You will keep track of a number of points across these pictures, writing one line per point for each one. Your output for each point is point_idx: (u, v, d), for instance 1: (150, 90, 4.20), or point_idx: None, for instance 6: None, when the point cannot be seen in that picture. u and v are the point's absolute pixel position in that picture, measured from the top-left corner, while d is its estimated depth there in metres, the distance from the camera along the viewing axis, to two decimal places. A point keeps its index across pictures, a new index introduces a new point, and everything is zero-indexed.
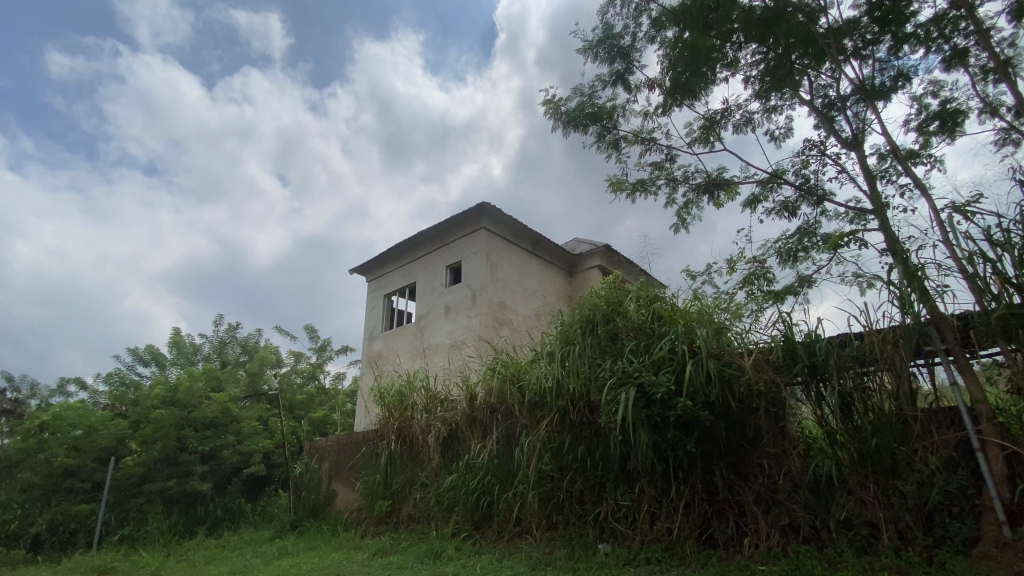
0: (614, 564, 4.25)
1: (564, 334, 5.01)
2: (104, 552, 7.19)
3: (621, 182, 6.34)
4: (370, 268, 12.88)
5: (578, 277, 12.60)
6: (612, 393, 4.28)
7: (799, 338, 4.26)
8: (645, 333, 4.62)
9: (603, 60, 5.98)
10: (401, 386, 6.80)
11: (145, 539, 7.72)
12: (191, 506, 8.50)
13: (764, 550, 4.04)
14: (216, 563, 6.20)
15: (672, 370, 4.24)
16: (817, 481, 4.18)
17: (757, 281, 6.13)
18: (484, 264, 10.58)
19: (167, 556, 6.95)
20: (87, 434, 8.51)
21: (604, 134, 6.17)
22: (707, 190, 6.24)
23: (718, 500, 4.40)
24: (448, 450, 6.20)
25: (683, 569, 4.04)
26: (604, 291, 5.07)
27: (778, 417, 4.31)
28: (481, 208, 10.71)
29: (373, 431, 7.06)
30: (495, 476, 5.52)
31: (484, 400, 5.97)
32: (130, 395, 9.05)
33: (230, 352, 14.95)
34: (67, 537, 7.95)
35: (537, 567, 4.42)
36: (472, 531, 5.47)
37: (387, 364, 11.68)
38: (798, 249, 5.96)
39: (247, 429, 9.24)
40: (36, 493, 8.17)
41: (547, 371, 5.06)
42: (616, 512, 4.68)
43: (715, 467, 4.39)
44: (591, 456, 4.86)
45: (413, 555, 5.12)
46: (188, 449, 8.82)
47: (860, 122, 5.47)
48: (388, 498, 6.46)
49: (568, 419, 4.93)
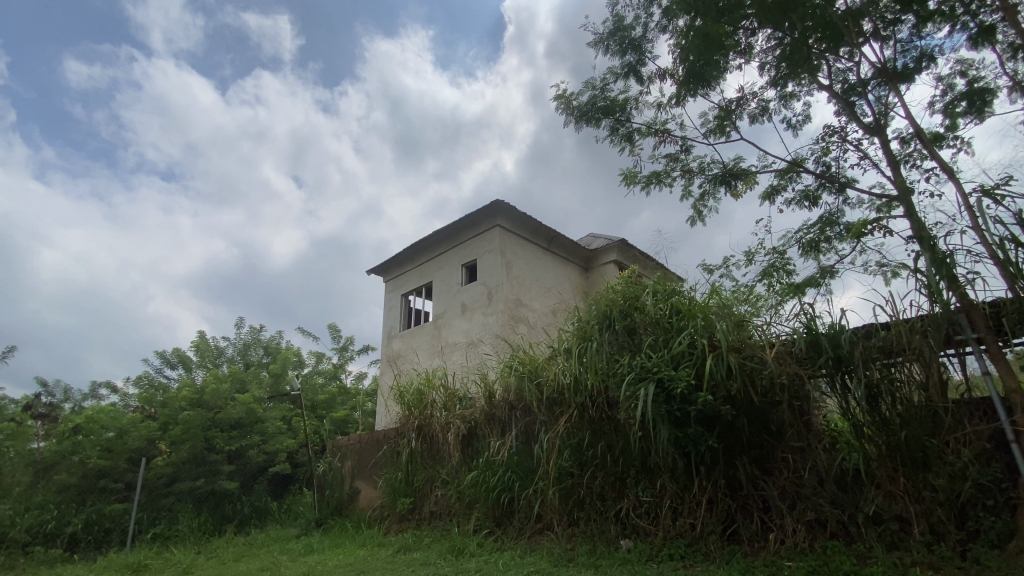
0: (637, 560, 4.22)
1: (581, 330, 4.98)
2: (137, 551, 7.38)
3: (635, 174, 6.35)
4: (387, 268, 12.96)
5: (594, 272, 12.53)
6: (630, 388, 4.25)
7: (822, 330, 4.17)
8: (663, 327, 4.57)
9: (614, 52, 5.93)
10: (421, 384, 6.84)
11: (177, 537, 7.95)
12: (220, 504, 8.77)
13: (791, 546, 3.98)
14: (244, 561, 6.32)
15: (693, 365, 4.19)
16: (844, 475, 4.11)
17: (777, 273, 6.29)
18: (500, 262, 10.58)
19: (198, 554, 7.11)
20: (118, 437, 8.72)
21: (617, 127, 6.15)
22: (724, 181, 6.24)
23: (742, 495, 4.35)
24: (468, 447, 6.23)
25: (708, 565, 4.00)
26: (621, 287, 5.01)
27: (802, 411, 4.23)
28: (494, 205, 10.70)
29: (393, 429, 7.12)
30: (516, 473, 5.53)
31: (502, 397, 5.97)
32: (158, 396, 9.27)
33: (253, 354, 15.25)
34: (102, 537, 8.15)
35: (558, 564, 4.41)
36: (494, 527, 5.49)
37: (406, 363, 11.77)
38: (822, 240, 6.04)
39: (271, 430, 9.46)
40: (71, 493, 8.37)
41: (565, 368, 5.06)
42: (637, 508, 4.66)
43: (738, 462, 4.34)
44: (612, 453, 4.84)
45: (436, 552, 5.15)
46: (216, 449, 9.04)
47: (883, 105, 5.41)
48: (410, 496, 6.53)
49: (587, 415, 4.92)
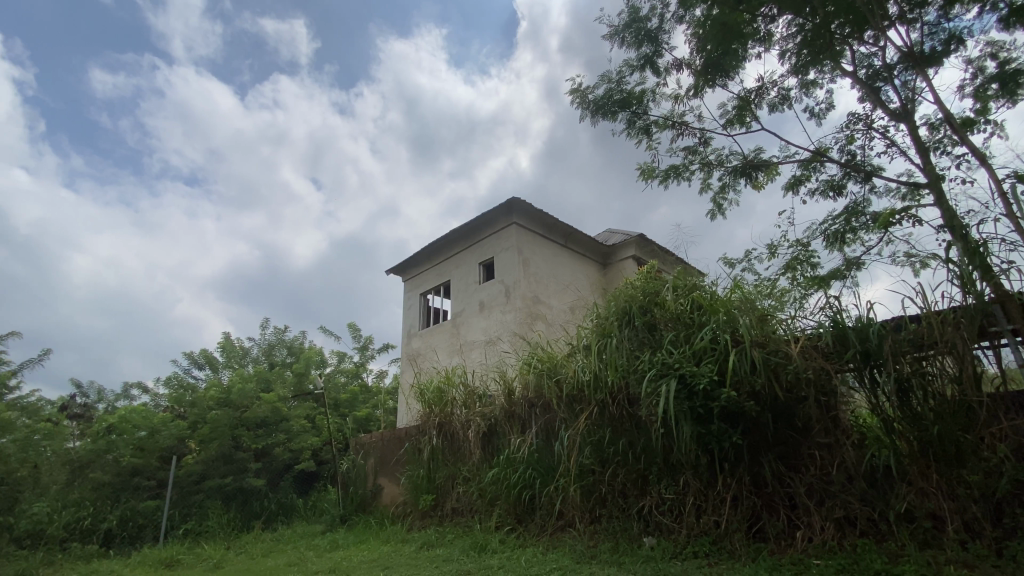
0: (660, 557, 4.18)
1: (600, 327, 4.93)
2: (170, 546, 7.60)
3: (653, 169, 6.28)
4: (405, 268, 13.05)
5: (612, 269, 12.42)
6: (652, 385, 4.20)
7: (849, 323, 4.05)
8: (684, 323, 4.51)
9: (630, 45, 5.85)
10: (440, 382, 6.87)
11: (208, 533, 8.17)
12: (248, 501, 8.99)
13: (819, 544, 3.90)
14: (273, 556, 6.46)
15: (715, 361, 4.12)
16: (874, 471, 4.02)
17: (801, 266, 6.32)
18: (517, 259, 10.57)
19: (228, 549, 7.29)
20: (150, 435, 9.00)
21: (634, 120, 6.08)
22: (745, 173, 6.14)
23: (767, 493, 4.26)
24: (489, 444, 6.24)
25: (733, 562, 3.94)
26: (640, 282, 4.94)
27: (829, 406, 4.13)
28: (510, 203, 10.66)
29: (414, 427, 7.16)
30: (537, 470, 5.52)
31: (521, 394, 5.96)
32: (187, 396, 9.51)
33: (278, 354, 15.53)
34: (136, 533, 8.42)
35: (581, 561, 4.38)
36: (516, 524, 5.49)
37: (426, 362, 11.85)
38: (846, 231, 5.96)
39: (296, 428, 9.64)
40: (106, 490, 8.61)
41: (584, 365, 5.02)
42: (660, 506, 4.61)
43: (764, 459, 4.25)
44: (633, 450, 4.79)
45: (458, 548, 5.18)
46: (242, 447, 9.25)
47: (909, 91, 5.27)
48: (432, 493, 6.57)
49: (607, 412, 4.89)
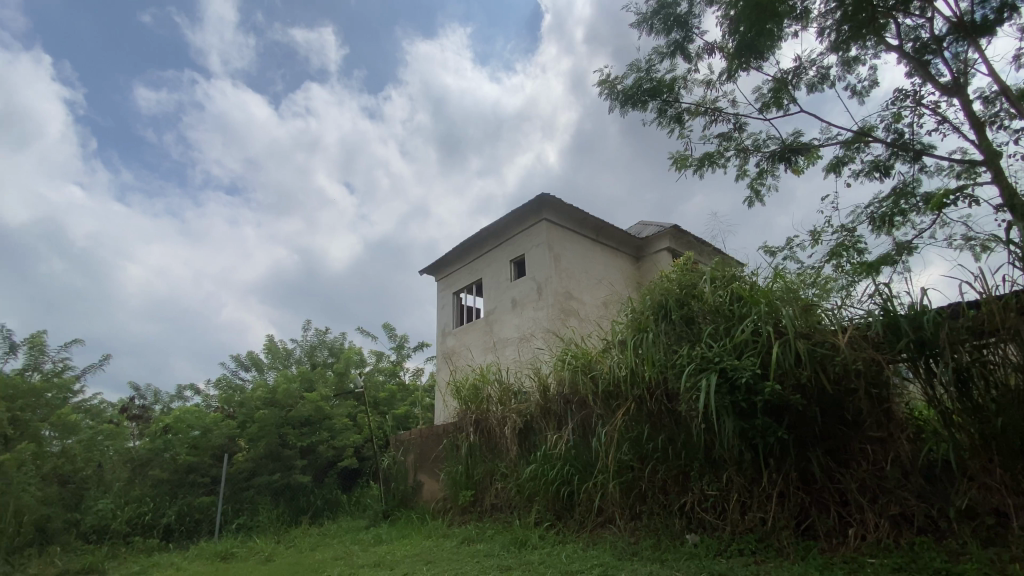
0: (704, 555, 4.07)
1: (636, 321, 4.83)
2: (225, 540, 7.92)
3: (686, 158, 6.13)
4: (438, 267, 13.17)
5: (646, 262, 12.22)
6: (691, 379, 4.09)
7: (900, 311, 3.83)
8: (724, 315, 4.37)
9: (659, 32, 5.71)
10: (476, 379, 6.92)
11: (259, 528, 8.49)
12: (295, 497, 9.28)
13: (873, 542, 3.72)
14: (320, 550, 6.64)
15: (757, 354, 3.98)
16: (932, 466, 3.81)
17: (846, 253, 6.18)
18: (548, 255, 10.51)
19: (278, 543, 7.54)
20: (203, 434, 9.40)
21: (665, 108, 5.96)
22: (783, 158, 5.92)
23: (816, 489, 4.09)
24: (525, 441, 6.22)
25: (782, 561, 3.80)
26: (676, 275, 4.82)
27: (881, 399, 3.93)
28: (540, 199, 10.59)
29: (451, 424, 7.23)
30: (574, 466, 5.48)
31: (556, 391, 5.92)
32: (236, 397, 9.91)
33: (319, 354, 15.97)
34: (193, 527, 8.76)
35: (623, 558, 4.31)
36: (555, 520, 5.47)
37: (461, 359, 11.94)
38: (894, 213, 5.69)
39: (338, 426, 9.91)
40: (165, 487, 9.01)
41: (620, 361, 4.94)
42: (702, 502, 4.49)
43: (811, 454, 4.08)
44: (673, 445, 4.70)
45: (499, 543, 5.19)
46: (289, 445, 9.56)
47: (961, 63, 5.00)
48: (471, 489, 6.62)
49: (645, 407, 4.80)
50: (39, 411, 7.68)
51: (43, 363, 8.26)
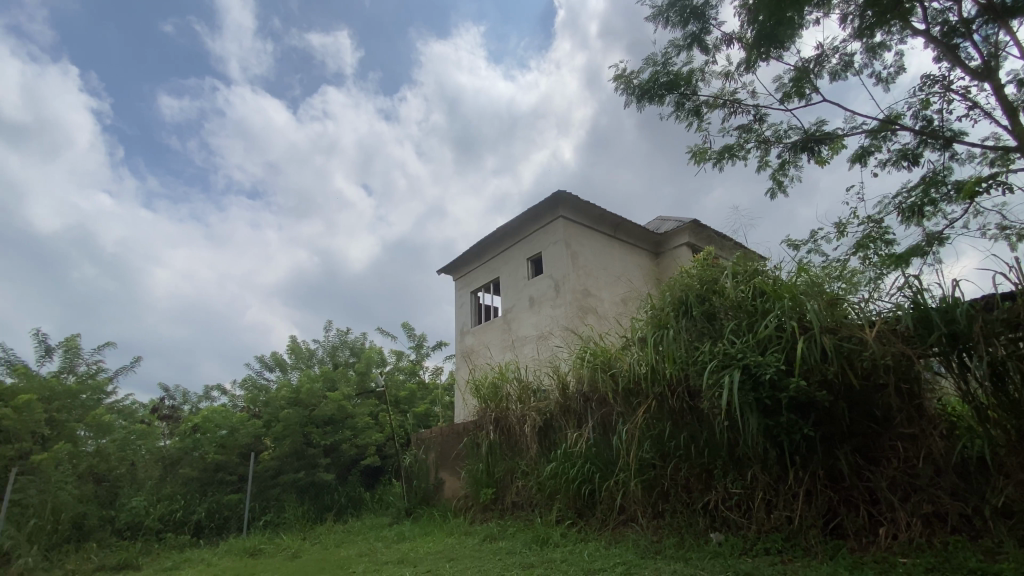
0: (729, 553, 4.01)
1: (656, 318, 4.78)
2: (253, 536, 8.10)
3: (705, 151, 6.04)
4: (456, 266, 13.23)
5: (666, 257, 12.09)
6: (713, 376, 4.03)
7: (931, 304, 3.71)
8: (747, 311, 4.29)
9: (675, 24, 5.62)
10: (495, 378, 6.92)
11: (285, 525, 8.67)
12: (320, 494, 9.45)
13: (905, 541, 3.62)
14: (344, 547, 6.74)
15: (782, 350, 3.90)
16: (966, 464, 3.69)
17: (873, 245, 6.03)
18: (565, 252, 10.47)
19: (304, 540, 7.68)
20: (230, 433, 9.57)
21: (683, 102, 5.88)
22: (806, 148, 5.79)
23: (844, 487, 4.00)
24: (545, 439, 6.22)
25: (810, 560, 3.72)
26: (696, 271, 4.75)
27: (912, 394, 3.82)
28: (556, 196, 10.55)
29: (471, 422, 7.26)
30: (595, 464, 5.45)
31: (576, 389, 5.90)
32: (261, 397, 10.12)
33: (340, 354, 16.19)
34: (222, 523, 8.98)
35: (645, 557, 4.28)
36: (576, 518, 5.45)
37: (480, 358, 11.97)
38: (924, 203, 5.52)
39: (360, 425, 10.05)
40: (195, 485, 9.25)
41: (640, 359, 4.90)
42: (727, 501, 4.42)
43: (839, 451, 3.99)
44: (696, 443, 4.64)
45: (520, 541, 5.19)
46: (313, 443, 9.73)
47: (992, 46, 4.82)
48: (492, 486, 6.65)
49: (666, 405, 4.75)
50: (75, 412, 7.99)
51: (78, 365, 8.54)
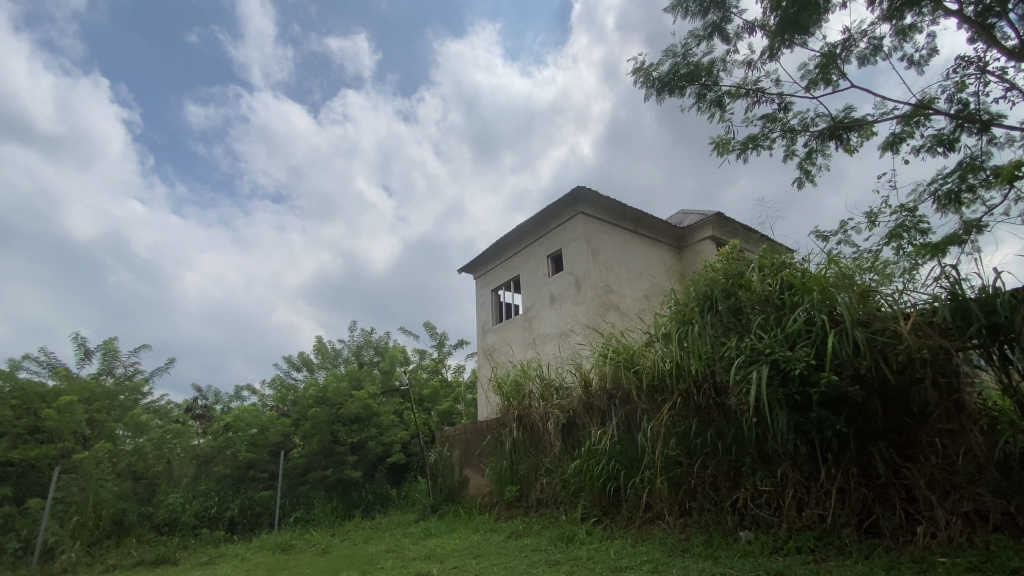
0: (759, 552, 3.93)
1: (680, 313, 4.70)
2: (284, 532, 8.28)
3: (728, 142, 5.91)
4: (476, 265, 13.26)
5: (689, 252, 11.91)
6: (741, 372, 3.94)
7: (970, 295, 3.56)
8: (774, 305, 4.19)
9: (694, 14, 5.51)
10: (517, 375, 6.91)
11: (315, 521, 8.85)
12: (348, 491, 9.61)
13: (944, 540, 3.49)
14: (373, 543, 6.84)
15: (811, 344, 3.79)
16: (1009, 460, 3.54)
17: (908, 234, 5.83)
18: (586, 249, 10.39)
19: (333, 536, 7.82)
20: (260, 432, 9.87)
21: (704, 93, 5.76)
22: (834, 136, 5.62)
23: (879, 485, 3.88)
24: (569, 436, 6.19)
25: (844, 559, 3.61)
26: (721, 265, 4.66)
27: (951, 389, 3.68)
28: (576, 192, 10.47)
29: (495, 420, 7.27)
30: (620, 461, 5.40)
31: (599, 386, 5.85)
32: (289, 396, 10.33)
33: (365, 354, 16.42)
34: (255, 519, 9.18)
35: (673, 554, 4.22)
36: (602, 516, 5.41)
37: (502, 356, 11.99)
38: (961, 190, 5.31)
39: (385, 423, 10.20)
40: (228, 482, 9.48)
41: (665, 355, 4.83)
42: (756, 498, 4.32)
43: (873, 448, 3.86)
44: (723, 440, 4.55)
45: (546, 538, 5.18)
46: (340, 441, 9.91)
47: None
48: (516, 484, 6.65)
49: (692, 401, 4.67)
50: (114, 412, 8.31)
51: (115, 368, 8.85)
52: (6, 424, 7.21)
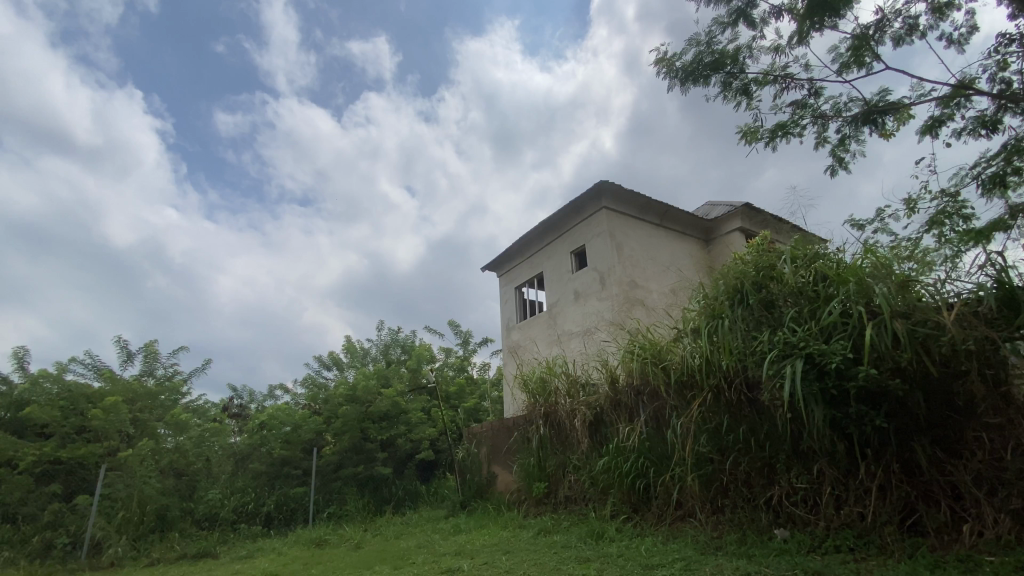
0: (795, 551, 3.82)
1: (709, 307, 4.60)
2: (319, 527, 8.47)
3: (756, 130, 5.74)
4: (500, 263, 13.26)
5: (717, 244, 11.66)
6: (774, 367, 3.83)
7: (1019, 283, 3.38)
8: (808, 297, 4.06)
9: (718, 0, 5.36)
10: (542, 372, 6.89)
11: (348, 516, 9.03)
12: (378, 487, 9.78)
13: (993, 539, 3.33)
14: (404, 538, 6.94)
15: (848, 337, 3.66)
16: None
17: (949, 220, 5.57)
18: (610, 244, 10.27)
19: (365, 531, 7.96)
20: (294, 429, 10.04)
21: (730, 81, 5.61)
22: (869, 121, 5.40)
23: (923, 482, 3.72)
24: (596, 433, 6.14)
25: (885, 559, 3.49)
26: (751, 257, 4.54)
27: (998, 381, 3.50)
28: (599, 186, 10.35)
29: (521, 417, 7.27)
30: (649, 458, 5.33)
31: (626, 382, 5.78)
32: (320, 395, 10.56)
33: (392, 352, 16.65)
34: (290, 515, 9.40)
35: (706, 552, 4.14)
36: (632, 513, 5.35)
37: (528, 353, 11.97)
38: (1007, 173, 5.04)
39: (414, 420, 10.34)
40: (264, 478, 9.75)
41: (694, 350, 4.74)
42: (791, 496, 4.20)
43: (915, 444, 3.71)
44: (755, 437, 4.44)
45: (575, 535, 5.15)
46: (370, 438, 10.09)
47: None
48: (544, 480, 6.63)
49: (723, 397, 4.57)
50: (156, 411, 8.65)
51: (156, 369, 9.20)
52: (56, 424, 7.59)
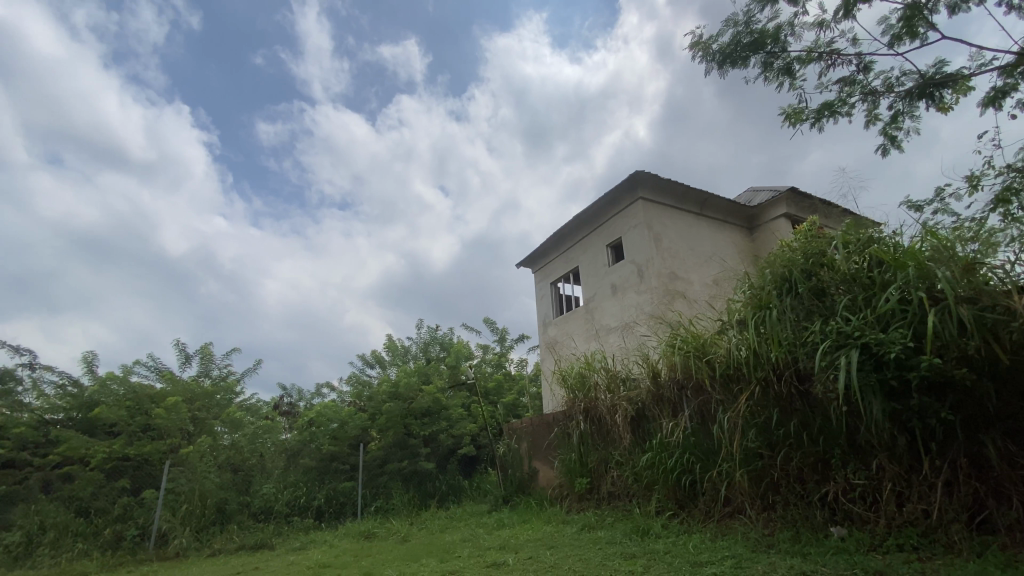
0: (854, 549, 3.64)
1: (755, 298, 4.43)
2: (367, 520, 8.72)
3: (800, 111, 5.49)
4: (536, 259, 13.21)
5: (761, 232, 11.25)
6: (827, 358, 3.66)
7: None
8: (862, 284, 3.85)
9: None
10: (581, 368, 6.83)
11: (394, 510, 9.25)
12: (422, 482, 9.98)
13: None
14: (449, 532, 7.04)
15: (907, 325, 3.46)
16: None
17: (1016, 198, 5.17)
18: (648, 235, 10.05)
19: (411, 525, 8.13)
20: (340, 426, 10.39)
21: (771, 61, 5.38)
22: (924, 95, 5.06)
23: (993, 477, 3.48)
24: (638, 429, 6.04)
25: (954, 559, 3.28)
26: (799, 244, 4.35)
27: None
28: (635, 177, 10.15)
29: (561, 412, 7.24)
30: (695, 454, 5.20)
31: (668, 376, 5.65)
32: (365, 392, 10.83)
33: (432, 350, 16.91)
34: (340, 509, 9.68)
35: (757, 550, 4.01)
36: (677, 510, 5.24)
37: (566, 348, 11.89)
38: None
39: (455, 416, 10.47)
40: (313, 473, 10.10)
41: (740, 342, 4.58)
42: (847, 492, 4.01)
43: (985, 437, 3.47)
44: (807, 431, 4.26)
45: (620, 531, 5.09)
46: (413, 434, 10.29)
47: None
48: (587, 476, 6.58)
49: (772, 390, 4.40)
50: (213, 410, 9.07)
51: (212, 369, 9.66)
52: (124, 423, 8.07)
